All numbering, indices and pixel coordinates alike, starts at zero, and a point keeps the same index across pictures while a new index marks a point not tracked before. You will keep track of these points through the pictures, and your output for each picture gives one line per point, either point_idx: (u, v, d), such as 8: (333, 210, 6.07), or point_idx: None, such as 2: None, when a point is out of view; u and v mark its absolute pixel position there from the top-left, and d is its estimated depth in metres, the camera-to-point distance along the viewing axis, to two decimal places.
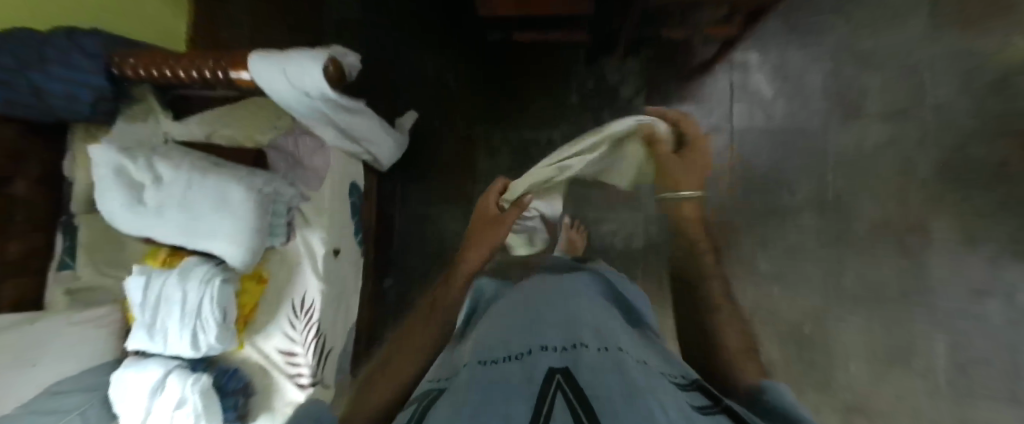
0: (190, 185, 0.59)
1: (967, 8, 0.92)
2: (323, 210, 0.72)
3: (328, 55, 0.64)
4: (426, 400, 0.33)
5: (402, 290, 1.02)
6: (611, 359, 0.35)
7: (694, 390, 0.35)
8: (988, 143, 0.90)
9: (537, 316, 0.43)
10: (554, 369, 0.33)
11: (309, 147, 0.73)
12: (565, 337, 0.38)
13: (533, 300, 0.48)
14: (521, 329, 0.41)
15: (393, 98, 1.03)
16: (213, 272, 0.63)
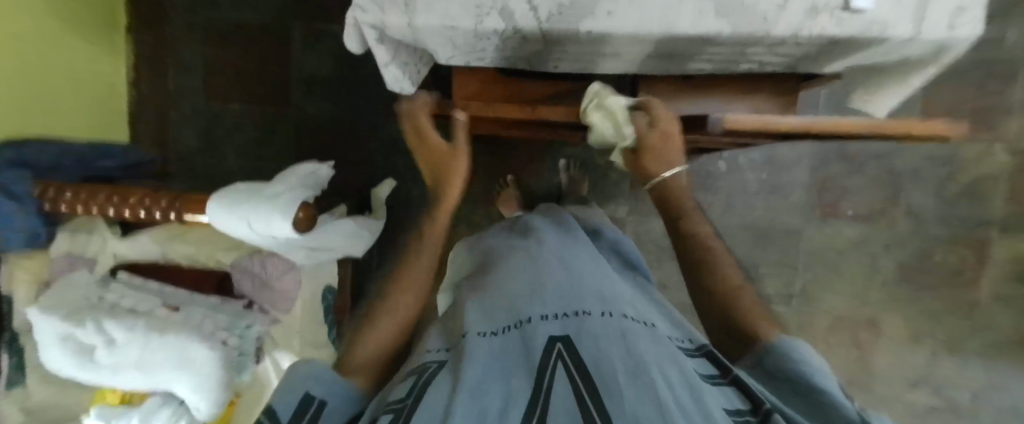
0: (147, 347, 0.58)
1: (953, 118, 0.94)
2: (294, 329, 0.71)
3: (299, 200, 0.58)
4: (422, 372, 0.33)
5: None
6: (616, 324, 0.33)
7: (702, 357, 0.34)
8: (944, 249, 0.97)
9: (535, 273, 0.41)
10: (555, 338, 0.32)
11: (278, 268, 0.69)
12: (565, 298, 0.37)
13: (530, 255, 0.45)
14: (518, 289, 0.39)
15: (370, 168, 0.98)
16: (180, 412, 0.64)
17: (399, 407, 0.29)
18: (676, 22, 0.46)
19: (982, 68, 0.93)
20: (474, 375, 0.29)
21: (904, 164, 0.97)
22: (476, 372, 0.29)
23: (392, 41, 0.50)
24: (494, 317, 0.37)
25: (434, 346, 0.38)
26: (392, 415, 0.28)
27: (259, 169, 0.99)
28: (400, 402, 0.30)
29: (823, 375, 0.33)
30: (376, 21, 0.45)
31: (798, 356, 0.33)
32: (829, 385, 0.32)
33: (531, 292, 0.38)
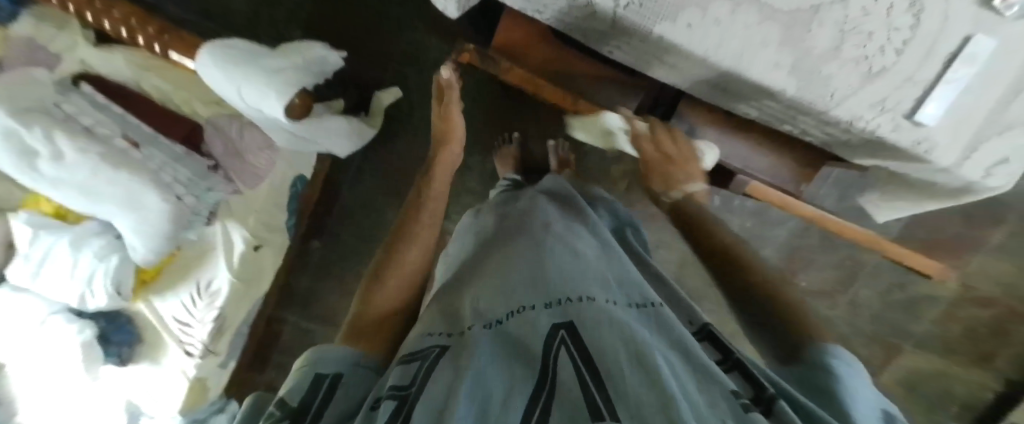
0: (96, 175, 0.56)
1: (935, 238, 0.97)
2: (246, 211, 0.68)
3: (299, 86, 0.55)
4: (423, 357, 0.32)
5: (326, 255, 1.08)
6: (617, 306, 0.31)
7: (707, 344, 0.34)
8: (863, 344, 1.05)
9: (539, 260, 0.40)
10: (558, 324, 0.31)
11: (255, 140, 0.66)
12: (561, 284, 0.36)
13: (537, 240, 0.44)
14: (523, 278, 0.38)
15: (380, 69, 0.94)
16: (113, 248, 0.62)
17: (403, 394, 0.28)
18: (749, 63, 0.43)
19: (983, 203, 0.95)
20: (476, 366, 0.27)
21: (869, 261, 1.01)
22: (476, 362, 0.28)
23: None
24: (494, 307, 0.36)
25: (436, 328, 0.37)
26: (394, 403, 0.27)
27: (264, 23, 0.91)
28: (404, 388, 0.29)
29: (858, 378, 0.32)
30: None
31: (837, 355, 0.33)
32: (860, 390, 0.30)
33: (530, 282, 0.37)
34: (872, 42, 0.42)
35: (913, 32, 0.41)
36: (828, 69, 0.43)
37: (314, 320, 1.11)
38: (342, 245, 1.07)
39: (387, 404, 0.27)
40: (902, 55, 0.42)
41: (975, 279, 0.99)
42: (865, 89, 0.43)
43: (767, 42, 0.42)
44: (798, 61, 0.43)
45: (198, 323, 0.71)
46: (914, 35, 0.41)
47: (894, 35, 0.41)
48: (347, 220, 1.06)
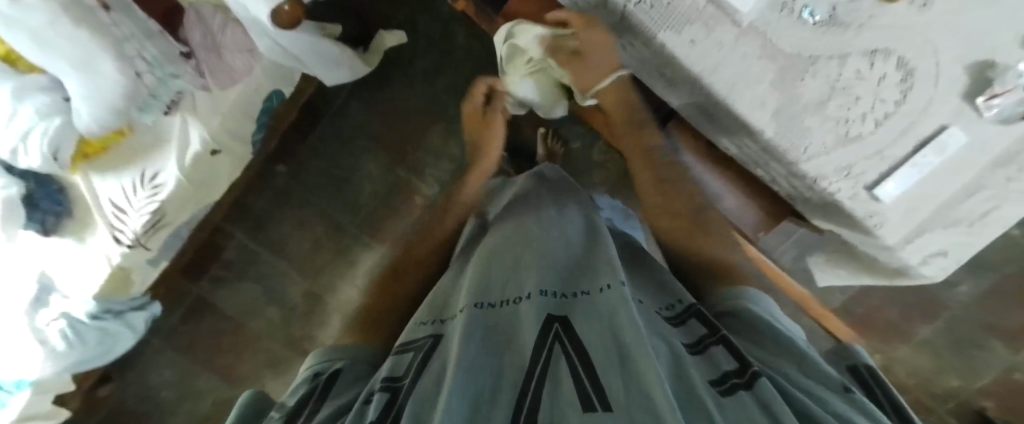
0: (41, 26, 0.50)
1: (870, 317, 1.02)
2: (209, 110, 0.66)
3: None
4: (417, 347, 0.32)
5: (290, 182, 1.05)
6: (614, 295, 0.32)
7: (689, 320, 0.33)
8: None
9: (519, 251, 0.41)
10: (552, 316, 0.31)
11: (237, 40, 0.64)
12: (547, 277, 0.36)
13: (533, 230, 0.44)
14: (505, 271, 0.39)
15: (391, 13, 0.94)
16: (58, 109, 0.59)
17: (395, 386, 0.28)
18: (738, 91, 0.44)
19: (920, 295, 1.00)
20: (466, 359, 0.28)
21: (806, 324, 1.05)
22: (469, 351, 0.28)
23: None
24: (485, 292, 0.37)
25: (426, 318, 0.37)
26: (387, 393, 0.27)
27: None
28: (397, 380, 0.28)
29: (774, 315, 0.34)
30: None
31: (754, 297, 0.35)
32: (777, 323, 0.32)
33: (522, 270, 0.38)
34: (856, 107, 0.43)
35: (895, 108, 0.42)
36: (808, 120, 0.44)
37: (262, 245, 1.08)
38: (311, 177, 1.04)
39: (379, 395, 0.27)
40: (878, 127, 0.43)
41: (896, 364, 1.04)
42: (839, 150, 0.44)
43: (759, 79, 0.43)
44: (783, 105, 0.43)
45: (133, 213, 0.68)
46: (896, 111, 0.42)
47: (876, 107, 0.43)
48: (324, 153, 1.03)
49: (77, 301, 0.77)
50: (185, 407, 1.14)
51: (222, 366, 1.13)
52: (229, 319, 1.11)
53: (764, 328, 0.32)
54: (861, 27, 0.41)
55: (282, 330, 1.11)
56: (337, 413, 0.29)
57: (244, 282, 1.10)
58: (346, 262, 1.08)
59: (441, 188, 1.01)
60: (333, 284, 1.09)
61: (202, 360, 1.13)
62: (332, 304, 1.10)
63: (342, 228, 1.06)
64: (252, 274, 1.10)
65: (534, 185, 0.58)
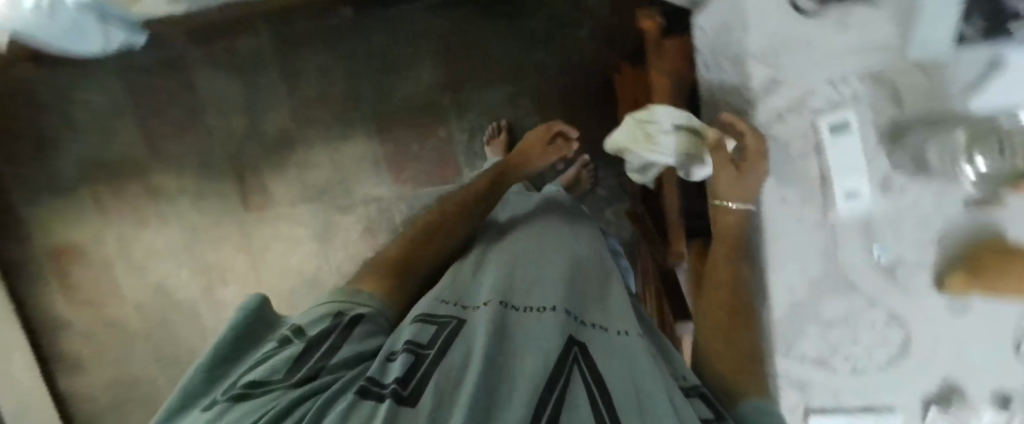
0: None
1: None
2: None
3: None
4: (443, 323, 0.43)
5: (343, 28, 0.96)
6: (624, 342, 0.42)
7: (695, 396, 0.42)
8: None
9: (537, 271, 0.51)
10: (571, 339, 0.40)
11: None
12: (557, 298, 0.45)
13: (566, 260, 0.54)
14: (526, 281, 0.49)
15: None
16: None
17: (418, 351, 0.37)
18: (779, 261, 0.47)
19: None
20: (488, 354, 0.36)
21: None
22: (486, 347, 0.37)
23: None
24: (509, 292, 0.47)
25: (449, 299, 0.48)
26: (412, 355, 0.37)
27: None
28: (420, 348, 0.38)
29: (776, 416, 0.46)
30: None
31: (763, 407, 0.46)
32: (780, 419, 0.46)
33: (541, 287, 0.48)
34: (851, 345, 0.47)
35: (876, 369, 0.47)
36: (809, 329, 0.47)
37: (276, 58, 0.99)
38: (369, 37, 0.96)
39: (406, 355, 0.37)
40: (852, 374, 0.47)
41: None
42: (812, 367, 0.48)
43: (808, 267, 0.46)
44: (803, 304, 0.47)
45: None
46: (877, 371, 0.47)
47: (863, 358, 0.47)
48: (398, 28, 0.95)
49: None
50: (100, 137, 1.08)
51: (156, 131, 1.06)
52: (194, 98, 1.03)
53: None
54: (897, 295, 0.45)
55: (235, 144, 1.05)
56: (354, 357, 0.41)
57: (232, 77, 1.01)
58: (337, 133, 1.03)
59: (467, 138, 1.00)
60: (312, 142, 1.04)
61: (141, 111, 1.05)
62: (296, 158, 1.05)
63: (359, 98, 1.00)
64: (246, 74, 1.00)
65: (547, 205, 0.69)
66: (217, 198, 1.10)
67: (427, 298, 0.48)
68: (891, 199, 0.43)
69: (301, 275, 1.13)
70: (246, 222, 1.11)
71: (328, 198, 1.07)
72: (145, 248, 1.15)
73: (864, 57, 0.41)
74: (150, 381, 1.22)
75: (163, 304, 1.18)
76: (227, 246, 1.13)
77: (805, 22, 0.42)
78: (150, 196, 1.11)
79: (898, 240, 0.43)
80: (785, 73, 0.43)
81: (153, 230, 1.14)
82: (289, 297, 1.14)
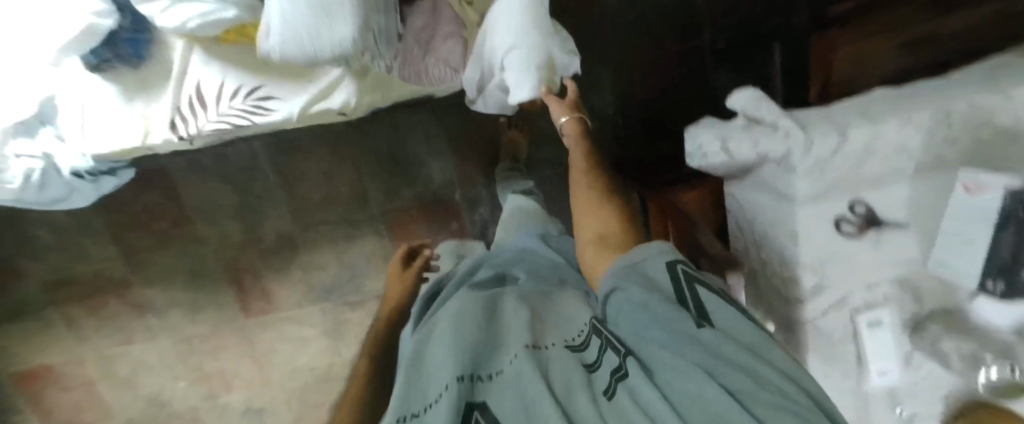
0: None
1: None
2: (376, 78, 0.62)
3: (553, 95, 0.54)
4: None
5: (351, 133, 0.91)
6: (517, 371, 0.37)
7: (586, 347, 0.41)
8: None
9: (429, 343, 0.42)
10: (473, 404, 0.35)
11: (448, 60, 0.59)
12: (443, 367, 0.38)
13: (451, 314, 0.46)
14: (418, 366, 0.40)
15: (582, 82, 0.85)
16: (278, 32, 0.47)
17: None
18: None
19: None
20: None
21: None
22: None
23: (782, 177, 0.49)
24: (403, 392, 0.37)
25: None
26: None
27: None
28: None
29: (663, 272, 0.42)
30: (806, 184, 0.47)
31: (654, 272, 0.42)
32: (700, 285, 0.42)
33: (430, 366, 0.39)
34: None
35: None
36: None
37: (272, 166, 0.92)
38: (372, 142, 0.92)
39: None
40: None
41: None
42: None
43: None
44: None
45: (213, 112, 0.59)
46: None
47: None
48: (404, 131, 0.92)
49: (68, 150, 0.60)
50: (66, 256, 0.98)
51: (135, 245, 0.98)
52: (180, 211, 0.95)
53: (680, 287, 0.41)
54: None
55: (231, 253, 0.99)
56: None
57: (224, 186, 0.93)
58: (343, 235, 0.99)
59: (479, 230, 1.01)
60: (318, 244, 1.00)
61: (116, 226, 0.96)
62: (300, 261, 1.01)
63: (367, 202, 0.97)
64: (239, 182, 0.93)
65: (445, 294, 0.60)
66: (213, 308, 1.04)
67: None
68: (910, 370, 0.54)
69: (313, 371, 1.12)
70: (248, 327, 1.06)
71: (336, 296, 1.05)
72: (132, 361, 1.09)
73: (890, 266, 0.51)
74: None
75: (157, 414, 1.14)
76: (226, 353, 1.09)
77: (845, 243, 0.50)
78: (134, 311, 1.04)
79: (915, 400, 0.55)
80: (829, 281, 0.51)
81: (139, 344, 1.07)
82: (300, 393, 1.14)
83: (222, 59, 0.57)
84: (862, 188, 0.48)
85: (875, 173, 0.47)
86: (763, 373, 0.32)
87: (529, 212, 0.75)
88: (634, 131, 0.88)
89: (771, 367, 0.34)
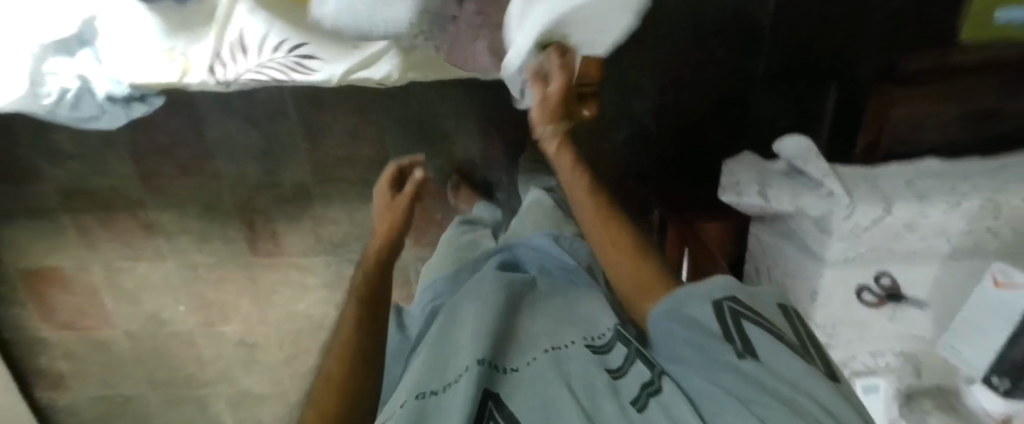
0: None
1: None
2: (420, 56, 0.61)
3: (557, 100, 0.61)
4: None
5: (383, 97, 0.90)
6: (539, 373, 0.41)
7: (612, 349, 0.44)
8: None
9: (458, 329, 0.46)
10: (488, 392, 0.38)
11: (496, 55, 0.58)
12: (465, 354, 0.41)
13: (477, 301, 0.49)
14: (443, 349, 0.44)
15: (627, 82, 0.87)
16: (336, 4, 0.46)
17: None
18: None
19: None
20: None
21: None
22: None
23: (816, 236, 0.49)
24: (429, 373, 0.41)
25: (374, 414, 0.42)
26: None
27: None
28: None
29: (705, 294, 0.40)
30: (839, 248, 0.48)
31: (689, 297, 0.41)
32: (748, 313, 0.39)
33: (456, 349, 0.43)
34: None
35: None
36: None
37: (299, 115, 0.92)
38: (404, 109, 0.91)
39: None
40: None
41: None
42: None
43: None
44: None
45: (255, 61, 0.58)
46: None
47: None
48: (437, 104, 0.91)
49: (102, 73, 0.59)
50: (86, 168, 0.98)
51: (155, 169, 0.98)
52: (202, 145, 0.95)
53: (722, 309, 0.39)
54: None
55: (247, 192, 1.00)
56: None
57: (250, 128, 0.93)
58: (358, 195, 1.00)
59: None
60: (332, 200, 1.00)
61: (138, 148, 0.96)
62: (312, 213, 1.02)
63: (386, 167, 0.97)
64: (265, 126, 0.93)
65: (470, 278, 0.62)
66: (222, 242, 1.06)
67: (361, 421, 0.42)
68: None
69: (308, 318, 1.15)
70: (253, 266, 1.09)
71: (343, 252, 1.06)
72: (138, 278, 1.12)
73: (899, 337, 0.53)
74: (144, 393, 1.29)
75: (155, 330, 1.18)
76: (229, 286, 1.12)
77: (863, 310, 0.52)
78: (146, 232, 1.05)
79: None
80: (837, 342, 0.54)
81: (146, 263, 1.10)
82: (293, 335, 1.18)
83: (271, 11, 0.54)
84: (891, 261, 0.49)
85: (911, 249, 0.48)
86: (806, 405, 0.30)
87: (545, 208, 0.73)
88: (664, 142, 0.91)
89: (818, 398, 0.31)
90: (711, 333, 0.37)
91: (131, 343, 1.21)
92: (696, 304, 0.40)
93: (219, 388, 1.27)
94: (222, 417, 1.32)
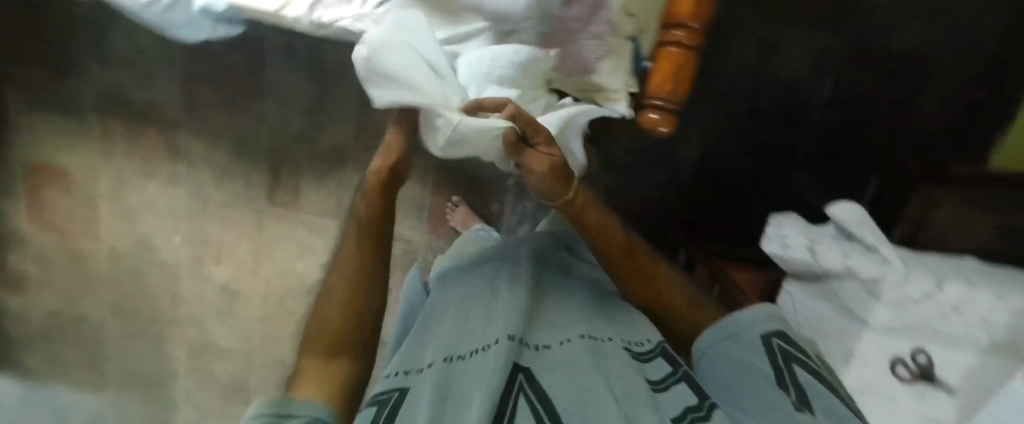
0: None
1: None
2: None
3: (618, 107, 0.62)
4: (385, 403, 0.38)
5: None
6: (568, 357, 0.40)
7: (650, 358, 0.43)
8: None
9: (490, 308, 0.47)
10: (518, 368, 0.38)
11: None
12: (495, 330, 0.42)
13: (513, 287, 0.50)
14: (473, 324, 0.45)
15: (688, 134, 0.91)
16: None
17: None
18: None
19: None
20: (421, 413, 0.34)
21: None
22: (419, 403, 0.35)
23: (861, 299, 0.56)
24: (458, 344, 0.42)
25: (398, 368, 0.43)
26: None
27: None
28: None
29: (769, 343, 0.42)
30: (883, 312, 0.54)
31: (753, 341, 0.43)
32: (809, 371, 0.40)
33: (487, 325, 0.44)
34: None
35: None
36: None
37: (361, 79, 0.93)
38: None
39: None
40: None
41: None
42: None
43: None
44: None
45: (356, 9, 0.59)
46: None
47: None
48: None
49: None
50: (134, 77, 0.98)
51: (201, 95, 0.98)
52: (257, 84, 0.96)
53: (785, 361, 0.41)
54: None
55: (283, 140, 1.00)
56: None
57: (309, 79, 0.94)
58: None
59: (517, 221, 1.00)
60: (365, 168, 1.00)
61: (193, 71, 0.97)
62: (340, 175, 1.01)
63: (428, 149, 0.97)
64: (324, 81, 0.94)
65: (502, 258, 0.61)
66: (242, 182, 1.04)
67: (384, 377, 0.43)
68: None
69: (302, 281, 1.10)
70: (264, 214, 1.06)
71: None
72: (144, 198, 1.09)
73: None
74: (103, 319, 1.22)
75: (141, 255, 1.14)
76: (232, 229, 1.09)
77: (896, 383, 0.52)
78: (168, 153, 1.04)
79: None
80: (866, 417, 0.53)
81: (157, 185, 1.07)
82: (280, 295, 1.13)
83: None
84: (927, 340, 0.52)
85: (947, 332, 0.51)
86: None
87: None
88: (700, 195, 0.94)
89: None
90: (773, 379, 0.39)
91: (111, 262, 1.16)
92: (759, 351, 0.42)
93: (184, 332, 1.20)
94: (175, 366, 1.23)
